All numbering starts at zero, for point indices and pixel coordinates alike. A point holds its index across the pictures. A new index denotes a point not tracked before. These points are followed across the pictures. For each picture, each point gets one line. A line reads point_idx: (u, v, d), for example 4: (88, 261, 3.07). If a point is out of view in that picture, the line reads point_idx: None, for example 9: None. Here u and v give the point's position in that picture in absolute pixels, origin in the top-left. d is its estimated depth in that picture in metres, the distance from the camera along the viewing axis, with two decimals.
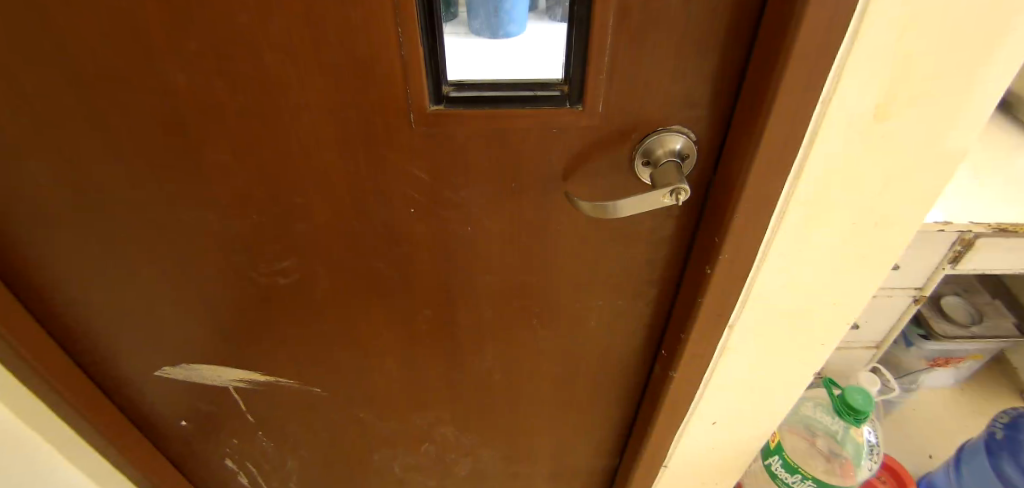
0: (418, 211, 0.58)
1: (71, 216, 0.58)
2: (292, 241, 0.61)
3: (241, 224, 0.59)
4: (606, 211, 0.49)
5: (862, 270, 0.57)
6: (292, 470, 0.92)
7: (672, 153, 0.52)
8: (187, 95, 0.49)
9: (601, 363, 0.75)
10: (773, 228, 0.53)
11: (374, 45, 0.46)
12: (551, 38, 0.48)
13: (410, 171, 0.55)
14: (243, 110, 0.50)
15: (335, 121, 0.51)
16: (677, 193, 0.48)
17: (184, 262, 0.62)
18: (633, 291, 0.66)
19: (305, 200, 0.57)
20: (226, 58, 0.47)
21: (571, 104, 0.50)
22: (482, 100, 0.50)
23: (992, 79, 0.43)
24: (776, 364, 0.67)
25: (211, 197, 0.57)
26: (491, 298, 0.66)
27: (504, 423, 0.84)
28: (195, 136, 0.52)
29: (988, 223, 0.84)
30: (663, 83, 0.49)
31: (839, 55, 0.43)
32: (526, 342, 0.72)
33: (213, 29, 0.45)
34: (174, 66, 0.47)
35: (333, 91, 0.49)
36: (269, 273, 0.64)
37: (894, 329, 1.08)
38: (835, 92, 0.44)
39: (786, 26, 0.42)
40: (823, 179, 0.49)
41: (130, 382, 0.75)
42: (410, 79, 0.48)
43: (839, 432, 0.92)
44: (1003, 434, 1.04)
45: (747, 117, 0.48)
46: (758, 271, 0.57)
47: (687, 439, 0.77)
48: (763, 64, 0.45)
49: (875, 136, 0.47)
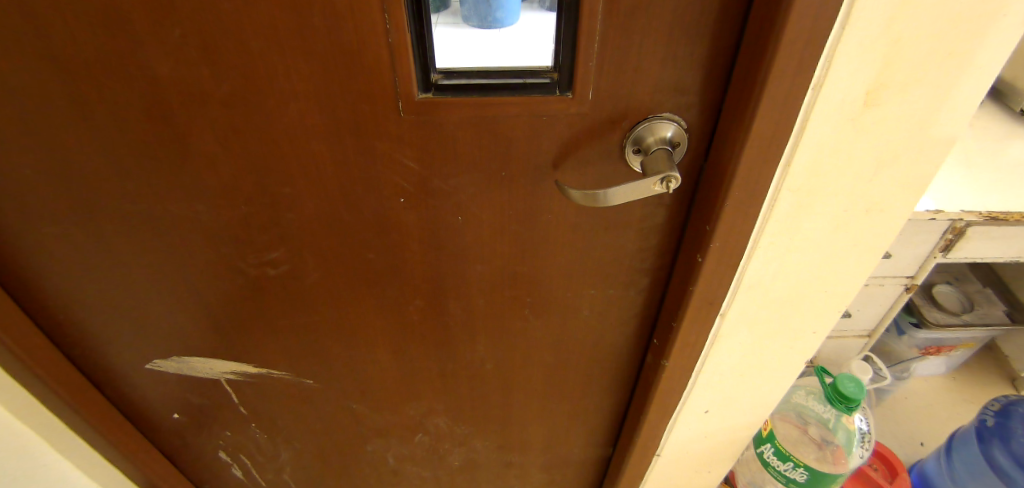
0: (407, 200, 0.58)
1: (55, 207, 0.57)
2: (281, 231, 0.60)
3: (229, 214, 0.59)
4: (597, 199, 0.49)
5: (852, 259, 0.57)
6: (285, 462, 0.92)
7: (663, 141, 0.51)
8: (172, 84, 0.49)
9: (593, 353, 0.75)
10: (764, 216, 0.53)
11: (362, 33, 0.46)
12: (541, 27, 0.47)
13: (399, 160, 0.54)
14: (229, 99, 0.50)
15: (323, 109, 0.50)
16: (668, 180, 0.48)
17: (173, 254, 0.62)
18: (624, 280, 0.65)
19: (293, 190, 0.57)
20: (210, 43, 0.46)
21: (561, 92, 0.50)
22: (471, 87, 0.49)
23: (984, 65, 0.43)
24: (767, 352, 0.67)
25: (199, 187, 0.56)
26: (483, 287, 0.66)
27: (497, 412, 0.84)
28: (181, 125, 0.51)
29: (980, 212, 0.84)
30: (652, 70, 0.48)
31: (829, 41, 0.42)
32: (518, 332, 0.72)
33: (197, 15, 0.44)
34: (158, 54, 0.47)
35: (320, 79, 0.48)
36: (259, 264, 0.63)
37: (886, 318, 1.09)
38: (826, 77, 0.44)
39: (776, 13, 0.41)
40: (813, 166, 0.49)
41: (119, 376, 0.75)
42: (398, 67, 0.48)
43: (831, 419, 0.92)
44: (994, 421, 1.05)
45: (737, 104, 0.47)
46: (749, 259, 0.57)
47: (679, 428, 0.77)
48: (753, 51, 0.44)
49: (866, 121, 0.46)
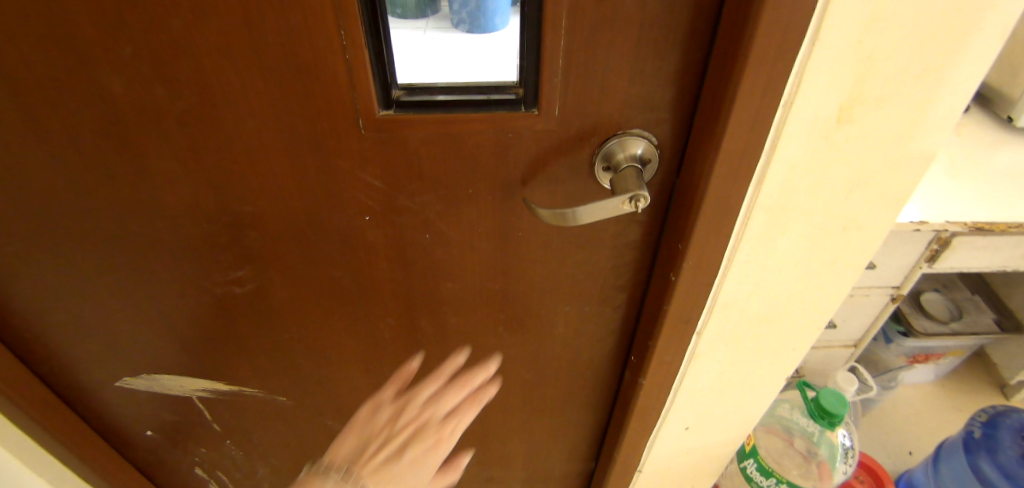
0: (372, 218, 0.56)
1: (12, 227, 0.55)
2: (246, 250, 0.59)
3: (191, 233, 0.57)
4: (565, 218, 0.48)
5: (831, 276, 0.56)
6: (263, 478, 0.91)
7: (633, 158, 0.50)
8: (124, 102, 0.47)
9: (571, 370, 0.73)
10: (738, 234, 0.52)
11: (318, 50, 0.44)
12: (503, 42, 0.46)
13: (362, 178, 0.53)
14: (184, 117, 0.48)
15: (282, 128, 0.49)
16: (636, 199, 0.47)
17: (137, 273, 0.60)
18: (599, 298, 0.64)
19: (255, 209, 0.55)
20: (160, 61, 0.44)
21: (526, 108, 0.48)
22: (433, 104, 0.48)
23: (961, 81, 0.42)
24: (746, 369, 0.66)
25: (159, 206, 0.54)
26: (455, 306, 0.64)
27: (475, 429, 0.83)
28: (137, 143, 0.50)
29: (964, 222, 0.82)
30: (620, 86, 0.47)
31: (799, 57, 0.41)
32: (493, 349, 0.70)
33: (144, 32, 0.43)
34: (108, 71, 0.45)
35: (278, 97, 0.47)
36: (225, 282, 0.62)
37: (873, 328, 1.07)
38: (797, 94, 0.42)
39: (744, 29, 0.40)
40: (786, 184, 0.48)
41: (89, 394, 0.73)
42: (357, 84, 0.46)
43: (815, 433, 0.91)
44: (981, 432, 1.04)
45: (707, 121, 0.46)
46: (724, 277, 0.55)
47: (659, 445, 0.76)
48: (721, 67, 0.43)
49: (840, 138, 0.45)
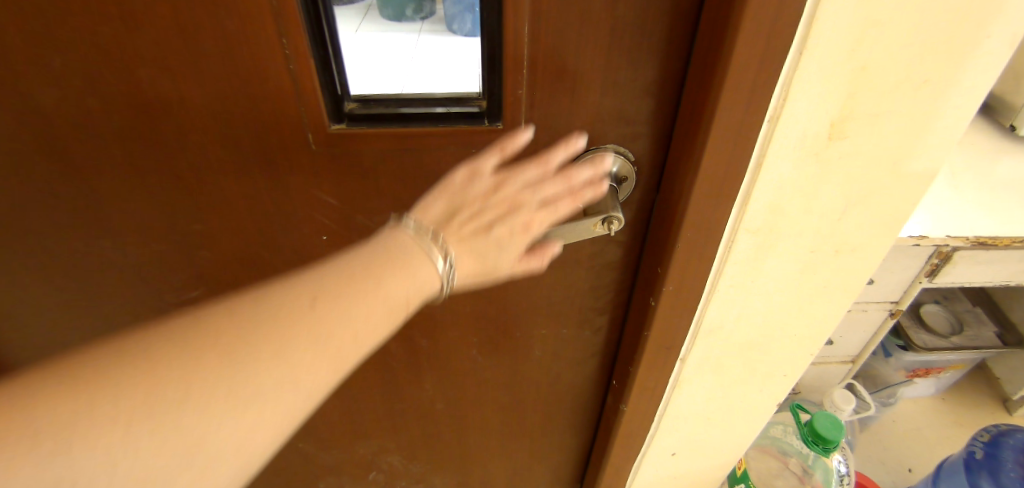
0: (330, 237, 0.52)
1: None
2: (198, 269, 0.55)
3: (138, 251, 0.53)
4: (535, 240, 0.44)
5: (823, 300, 0.52)
6: None
7: (608, 176, 0.46)
8: (53, 114, 0.43)
9: (551, 392, 0.69)
10: (722, 258, 0.48)
11: (259, 60, 0.40)
12: (462, 50, 0.42)
13: (317, 195, 0.49)
14: (119, 131, 0.44)
15: (226, 142, 0.45)
16: (609, 221, 0.44)
17: (84, 292, 0.56)
18: (578, 319, 0.60)
19: (204, 227, 0.51)
20: (86, 70, 0.40)
21: (490, 121, 0.44)
22: (389, 116, 0.44)
23: (964, 94, 0.38)
24: (734, 394, 0.62)
25: (101, 223, 0.51)
26: (425, 328, 0.61)
27: (452, 451, 0.79)
28: (71, 157, 0.46)
29: (967, 236, 0.79)
30: (591, 98, 0.43)
31: (786, 68, 0.37)
32: (467, 372, 0.66)
33: (65, 39, 0.39)
34: (32, 80, 0.41)
35: (220, 110, 0.43)
36: (178, 302, 0.58)
37: (871, 343, 1.03)
38: (784, 108, 0.38)
39: (724, 37, 0.36)
40: (773, 205, 0.44)
41: None
42: (303, 95, 0.42)
43: (810, 456, 0.86)
44: (983, 453, 1.00)
45: (686, 136, 0.42)
46: (708, 302, 0.51)
47: (644, 471, 0.72)
48: (700, 77, 0.39)
49: (832, 157, 0.41)
